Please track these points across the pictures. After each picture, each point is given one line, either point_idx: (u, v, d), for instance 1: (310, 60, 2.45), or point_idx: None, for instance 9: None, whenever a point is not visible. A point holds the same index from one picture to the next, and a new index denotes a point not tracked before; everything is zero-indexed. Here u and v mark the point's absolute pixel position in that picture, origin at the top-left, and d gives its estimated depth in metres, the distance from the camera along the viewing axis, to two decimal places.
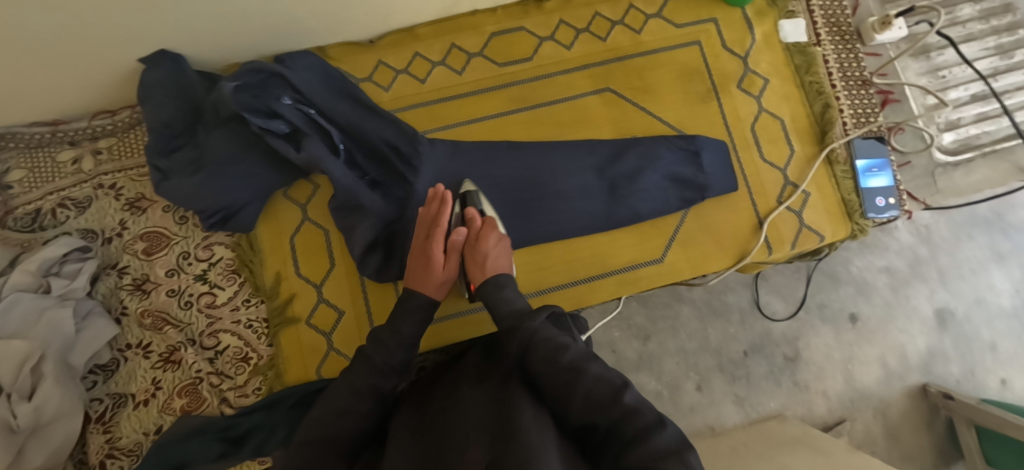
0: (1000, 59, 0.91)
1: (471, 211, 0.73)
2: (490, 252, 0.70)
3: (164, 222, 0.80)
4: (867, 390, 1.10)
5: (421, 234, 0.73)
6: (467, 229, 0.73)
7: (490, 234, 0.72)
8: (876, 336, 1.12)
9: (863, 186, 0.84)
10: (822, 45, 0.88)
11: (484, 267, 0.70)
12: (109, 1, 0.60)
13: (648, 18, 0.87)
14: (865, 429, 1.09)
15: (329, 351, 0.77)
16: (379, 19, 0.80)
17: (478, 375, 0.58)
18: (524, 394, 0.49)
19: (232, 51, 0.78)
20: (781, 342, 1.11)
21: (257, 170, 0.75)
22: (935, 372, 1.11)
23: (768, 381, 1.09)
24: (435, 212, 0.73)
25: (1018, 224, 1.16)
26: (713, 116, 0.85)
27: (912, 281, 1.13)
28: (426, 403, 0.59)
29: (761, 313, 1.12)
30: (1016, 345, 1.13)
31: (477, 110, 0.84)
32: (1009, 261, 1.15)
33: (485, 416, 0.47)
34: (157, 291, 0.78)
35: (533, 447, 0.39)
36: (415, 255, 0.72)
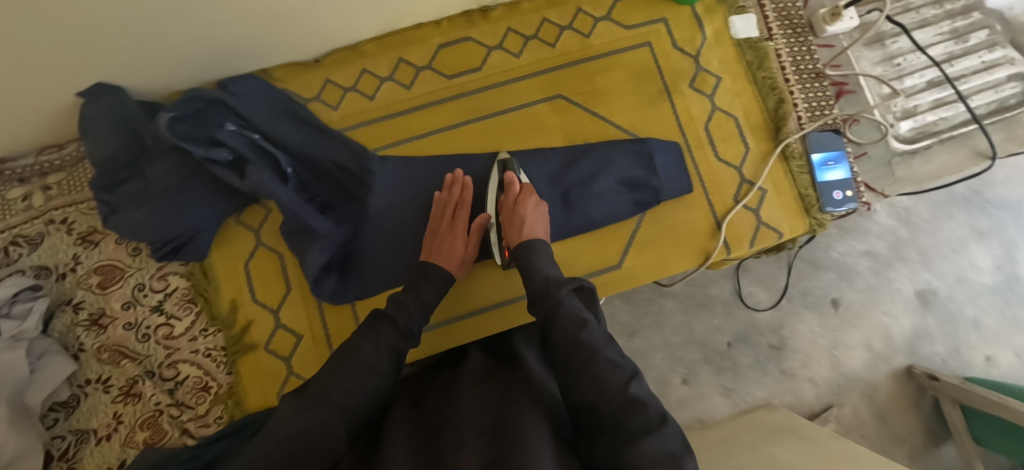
0: (955, 44, 0.91)
1: (509, 175, 0.76)
2: (528, 215, 0.73)
3: (117, 254, 0.80)
4: (853, 375, 1.10)
5: (440, 216, 0.77)
6: (506, 194, 0.76)
7: (528, 199, 0.74)
8: (861, 320, 1.12)
9: (820, 180, 0.83)
10: (774, 39, 0.88)
11: (521, 231, 0.71)
12: (29, 39, 0.59)
13: (596, 21, 0.86)
14: (853, 413, 1.08)
15: (289, 375, 0.77)
16: (321, 39, 0.79)
17: (480, 378, 0.58)
18: (530, 401, 0.50)
19: (174, 78, 0.77)
20: (765, 331, 1.11)
21: (203, 198, 0.74)
22: (920, 352, 1.11)
23: (754, 371, 1.09)
24: (456, 196, 0.77)
25: (996, 200, 1.16)
26: (666, 117, 0.84)
27: (894, 263, 1.13)
28: (418, 397, 0.59)
29: (744, 303, 1.12)
30: (1000, 321, 1.13)
31: (428, 124, 0.83)
32: (988, 238, 1.14)
33: (485, 415, 0.48)
34: (113, 325, 0.78)
35: (534, 451, 0.40)
36: (438, 234, 0.76)
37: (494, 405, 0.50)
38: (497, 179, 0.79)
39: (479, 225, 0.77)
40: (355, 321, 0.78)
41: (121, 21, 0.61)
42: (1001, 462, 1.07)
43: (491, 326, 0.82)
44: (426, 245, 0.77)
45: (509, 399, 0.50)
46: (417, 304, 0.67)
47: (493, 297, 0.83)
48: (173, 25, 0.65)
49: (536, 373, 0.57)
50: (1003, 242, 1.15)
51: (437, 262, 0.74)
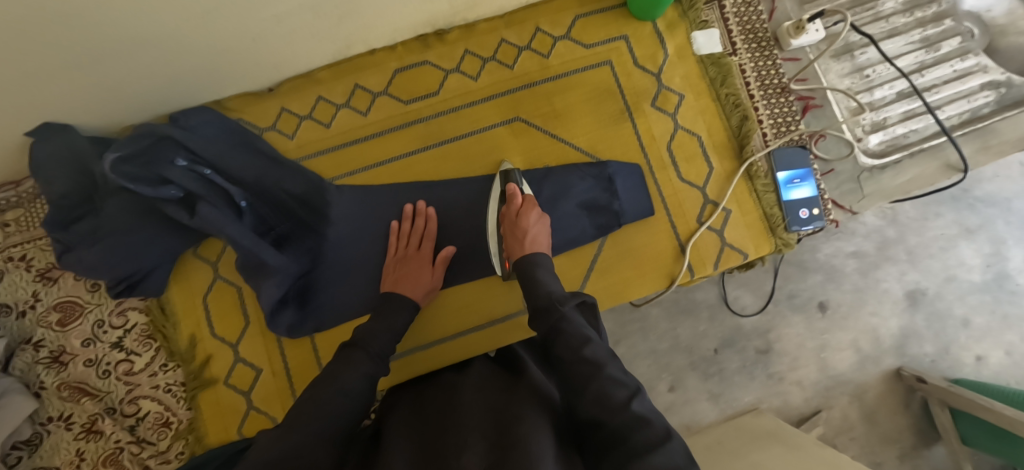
0: (926, 53, 0.89)
1: (512, 187, 0.75)
2: (530, 228, 0.71)
3: (77, 290, 0.80)
4: (842, 377, 1.09)
5: (403, 246, 0.77)
6: (508, 206, 0.74)
7: (531, 210, 0.72)
8: (849, 322, 1.10)
9: (786, 199, 0.82)
10: (738, 54, 0.86)
11: (523, 242, 0.69)
12: None
13: (555, 41, 0.85)
14: (842, 416, 1.08)
15: (249, 410, 0.77)
16: (272, 69, 0.78)
17: (480, 383, 0.58)
18: (530, 404, 0.49)
19: (124, 113, 0.77)
20: (752, 335, 1.10)
21: (156, 235, 0.73)
22: (909, 353, 1.09)
23: (741, 376, 1.08)
24: (420, 227, 0.77)
25: (986, 197, 1.13)
26: (628, 137, 0.83)
27: (882, 263, 1.11)
28: (420, 406, 0.59)
29: (730, 308, 1.10)
30: (990, 319, 1.11)
31: (386, 151, 0.82)
32: (977, 236, 1.12)
33: (487, 421, 0.47)
34: (74, 362, 0.78)
35: (537, 453, 0.40)
36: (403, 263, 0.75)
37: (494, 408, 0.50)
38: (498, 190, 0.78)
39: (445, 257, 0.76)
40: (318, 369, 0.77)
41: (58, 60, 0.61)
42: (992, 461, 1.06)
43: (451, 356, 0.79)
44: (390, 273, 0.76)
45: (510, 403, 0.50)
46: (387, 334, 0.67)
47: (452, 326, 0.80)
48: (116, 62, 0.65)
49: (540, 377, 0.57)
50: (992, 239, 1.12)
51: (404, 292, 0.73)
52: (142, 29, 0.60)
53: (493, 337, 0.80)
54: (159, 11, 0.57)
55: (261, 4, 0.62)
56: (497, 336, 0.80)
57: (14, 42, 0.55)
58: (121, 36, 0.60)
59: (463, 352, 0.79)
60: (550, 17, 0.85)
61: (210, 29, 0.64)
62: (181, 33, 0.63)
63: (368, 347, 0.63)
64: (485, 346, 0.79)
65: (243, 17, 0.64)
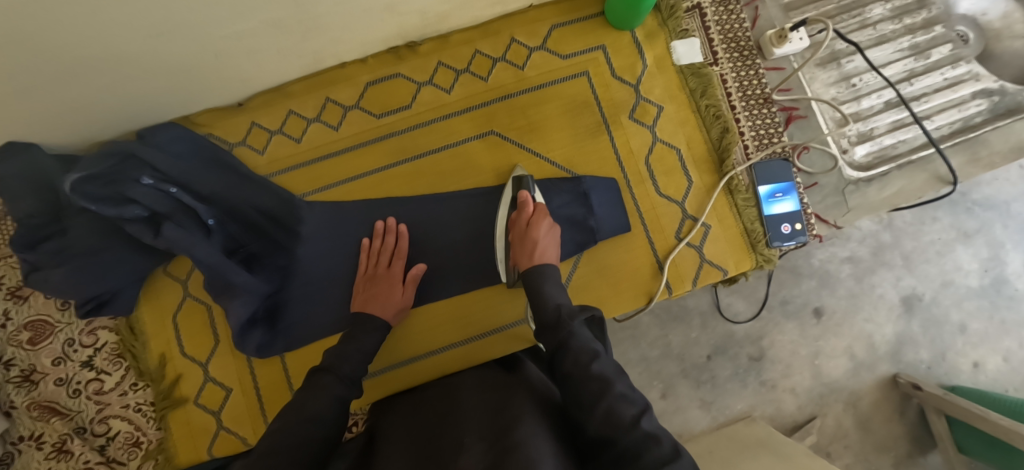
0: (915, 61, 0.86)
1: (523, 194, 0.73)
2: (540, 239, 0.70)
3: (47, 309, 0.79)
4: (836, 384, 1.06)
5: (373, 264, 0.75)
6: (519, 214, 0.73)
7: (542, 221, 0.71)
8: (843, 328, 1.08)
9: (767, 213, 0.79)
10: (719, 64, 0.83)
11: (532, 254, 0.69)
12: None
13: (531, 52, 0.83)
14: (836, 424, 1.05)
15: (219, 430, 0.76)
16: (240, 84, 0.77)
17: (477, 389, 0.61)
18: (525, 407, 0.52)
19: (90, 129, 0.75)
20: (745, 342, 1.07)
21: (123, 255, 0.72)
22: (905, 360, 1.07)
23: (733, 383, 1.06)
24: (391, 245, 0.76)
25: (983, 201, 1.11)
26: (605, 151, 0.81)
27: (877, 268, 1.09)
28: (420, 412, 0.61)
29: (723, 315, 1.07)
30: (988, 324, 1.08)
31: (358, 166, 0.81)
32: (975, 240, 1.10)
33: (485, 421, 0.50)
34: (44, 381, 0.77)
35: (530, 449, 0.43)
36: (373, 282, 0.74)
37: (491, 411, 0.52)
38: (509, 195, 0.77)
39: (415, 275, 0.75)
40: (291, 392, 0.76)
41: (18, 84, 0.60)
42: None
43: (423, 376, 0.78)
44: (360, 293, 0.74)
45: (506, 406, 0.53)
46: (357, 354, 0.65)
47: (423, 346, 0.78)
48: (76, 81, 0.64)
49: (535, 386, 0.59)
50: (990, 243, 1.10)
51: (373, 311, 0.72)
52: (100, 48, 0.59)
53: (465, 357, 0.78)
54: (115, 29, 0.56)
55: (222, 22, 0.61)
56: (470, 356, 0.78)
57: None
58: (78, 56, 0.59)
59: (436, 372, 0.78)
60: (526, 27, 0.83)
61: (171, 46, 0.63)
62: (141, 51, 0.62)
63: (338, 370, 0.62)
64: (458, 366, 0.78)
65: (204, 35, 0.62)
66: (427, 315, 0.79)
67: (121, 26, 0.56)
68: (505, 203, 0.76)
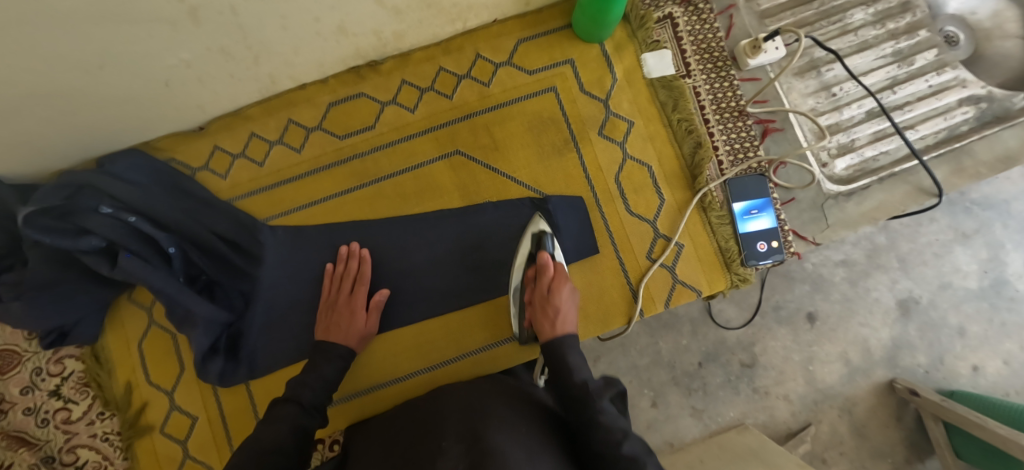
0: (899, 68, 0.83)
1: (544, 257, 0.71)
2: (562, 306, 0.68)
3: (14, 338, 0.79)
4: (830, 390, 1.04)
5: (335, 290, 0.74)
6: (540, 277, 0.71)
7: (563, 286, 0.70)
8: (837, 333, 1.05)
9: (741, 231, 0.77)
10: (692, 76, 0.81)
11: (554, 323, 0.67)
12: None
13: (496, 67, 0.81)
14: (830, 430, 1.03)
15: (186, 458, 0.75)
16: (197, 109, 0.76)
17: (455, 387, 0.63)
18: (498, 408, 0.54)
19: (47, 161, 0.74)
20: (736, 349, 1.04)
21: (81, 286, 0.72)
22: (901, 365, 1.04)
23: (725, 390, 1.03)
24: (354, 270, 0.75)
25: (983, 200, 1.07)
26: (572, 170, 0.79)
27: (872, 271, 1.06)
28: (402, 412, 0.63)
29: (714, 321, 1.04)
30: (988, 327, 1.05)
31: (321, 190, 0.80)
32: (973, 241, 1.06)
33: (459, 418, 0.52)
34: (14, 410, 0.77)
35: (503, 449, 0.46)
36: (335, 310, 0.72)
37: (469, 409, 0.54)
38: (526, 251, 0.73)
39: (378, 301, 0.74)
40: (255, 421, 0.76)
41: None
42: None
43: (388, 401, 0.79)
44: (322, 321, 0.73)
45: (482, 406, 0.54)
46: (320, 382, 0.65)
47: (387, 373, 0.78)
48: (27, 113, 0.63)
49: (512, 390, 0.61)
50: (989, 244, 1.06)
51: (335, 340, 0.71)
52: (41, 80, 0.58)
53: (431, 382, 0.78)
54: (49, 60, 0.55)
55: (172, 46, 0.60)
56: (435, 380, 0.78)
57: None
58: (18, 92, 0.59)
59: (401, 397, 0.78)
60: (490, 42, 0.81)
61: (118, 74, 0.62)
62: (87, 79, 0.61)
63: (301, 399, 0.62)
64: (424, 390, 0.78)
65: (148, 63, 0.61)
66: (393, 340, 0.78)
67: (54, 56, 0.55)
68: (520, 261, 0.73)
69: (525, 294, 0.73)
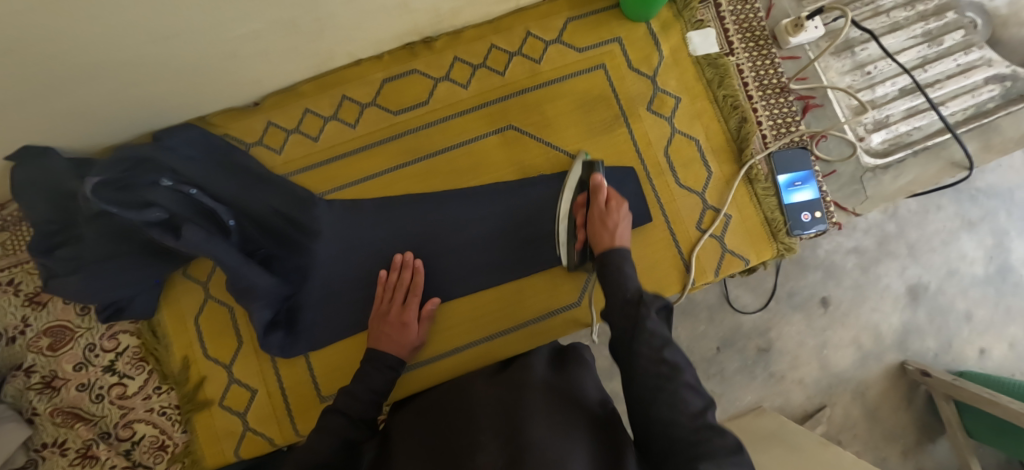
0: (929, 48, 0.86)
1: (597, 179, 0.73)
2: (618, 227, 0.70)
3: (66, 314, 0.78)
4: (844, 374, 1.07)
5: (387, 299, 0.74)
6: (595, 196, 0.72)
7: (620, 203, 0.72)
8: (849, 319, 1.08)
9: (787, 202, 0.80)
10: (735, 54, 0.83)
11: (613, 233, 0.69)
12: None
13: (546, 45, 0.82)
14: (844, 413, 1.06)
15: (246, 431, 0.76)
16: (253, 85, 0.76)
17: (491, 381, 0.60)
18: (532, 396, 0.52)
19: (102, 134, 0.75)
20: (752, 334, 1.07)
21: (136, 264, 0.72)
22: (912, 348, 1.07)
23: (742, 375, 1.06)
24: (407, 281, 0.75)
25: (988, 189, 1.11)
26: (623, 144, 0.81)
27: (882, 258, 1.09)
28: (435, 409, 0.60)
29: (730, 307, 1.07)
30: (993, 312, 1.09)
31: (375, 164, 0.80)
32: (980, 228, 1.10)
33: (495, 415, 0.50)
34: (66, 387, 0.77)
35: (543, 443, 0.43)
36: (387, 320, 0.72)
37: (506, 406, 0.52)
38: (579, 176, 0.76)
39: (430, 312, 0.75)
40: (319, 399, 0.77)
41: (21, 89, 0.59)
42: (996, 454, 1.06)
43: (445, 374, 0.80)
44: (373, 330, 0.73)
45: (519, 398, 0.52)
46: None
47: (443, 345, 0.80)
48: (90, 82, 0.63)
49: (555, 374, 0.59)
50: (993, 231, 1.10)
51: (386, 350, 0.70)
52: (110, 49, 0.58)
53: (488, 353, 0.80)
54: (123, 30, 0.55)
55: (241, 17, 0.60)
56: (491, 353, 0.80)
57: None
58: (88, 60, 0.59)
59: (459, 369, 0.80)
60: (539, 21, 0.82)
61: (183, 45, 0.62)
62: (153, 51, 0.61)
63: (348, 412, 0.60)
64: (479, 363, 0.80)
65: (215, 34, 0.62)
66: (448, 313, 0.80)
67: (128, 28, 0.55)
68: (572, 185, 0.76)
69: (577, 217, 0.74)
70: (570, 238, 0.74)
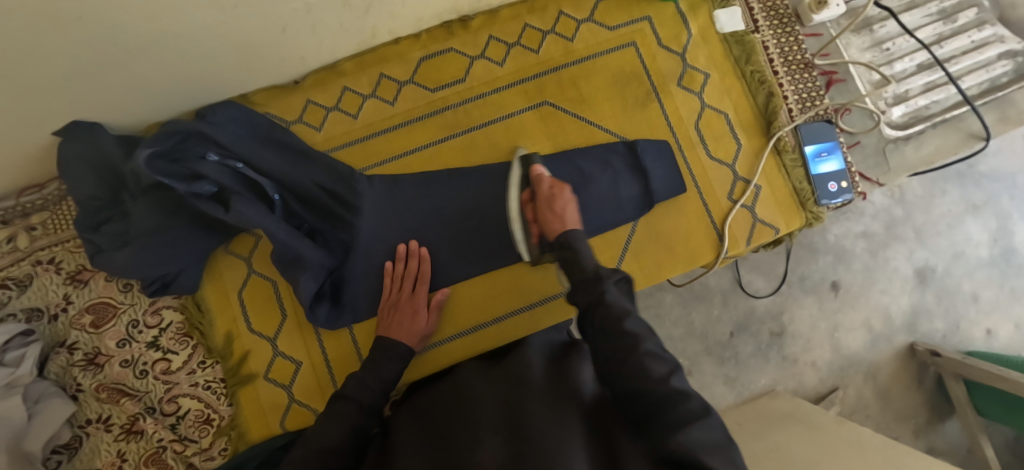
0: (944, 25, 0.89)
1: (537, 170, 0.75)
2: (567, 206, 0.71)
3: (108, 291, 0.79)
4: (855, 356, 1.09)
5: (396, 289, 0.76)
6: (537, 187, 0.74)
7: (562, 188, 0.73)
8: (860, 301, 1.10)
9: (814, 172, 0.82)
10: (761, 31, 0.86)
11: (562, 217, 0.70)
12: (16, 77, 0.59)
13: (579, 24, 0.84)
14: (857, 395, 1.08)
15: (291, 403, 0.77)
16: (298, 62, 0.78)
17: (491, 375, 0.59)
18: (531, 388, 0.51)
19: (146, 111, 0.76)
20: (766, 318, 1.09)
21: (186, 235, 0.72)
22: (921, 330, 1.09)
23: (756, 359, 1.08)
24: (414, 269, 0.76)
25: (991, 174, 1.12)
26: (655, 118, 0.83)
27: (891, 242, 1.11)
28: (436, 406, 0.60)
29: (744, 291, 1.10)
30: (999, 293, 1.11)
31: (413, 141, 0.82)
32: (983, 212, 1.12)
33: (495, 409, 0.50)
34: (110, 363, 0.77)
35: (544, 433, 0.43)
36: (398, 308, 0.74)
37: (505, 399, 0.51)
38: (520, 174, 0.79)
39: (438, 301, 0.77)
40: (359, 362, 0.78)
41: (78, 61, 0.61)
42: (1006, 432, 1.06)
43: (486, 343, 0.81)
44: (383, 320, 0.75)
45: (519, 389, 0.52)
46: None
47: (484, 314, 0.81)
48: (142, 57, 0.64)
49: (556, 363, 0.58)
50: (997, 214, 1.12)
51: (396, 338, 0.71)
52: (166, 24, 0.59)
53: (528, 321, 0.82)
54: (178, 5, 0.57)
55: None
56: (532, 321, 0.82)
57: (21, 41, 0.54)
58: (144, 33, 0.60)
59: (499, 338, 0.81)
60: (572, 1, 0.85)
61: (234, 21, 0.63)
62: (208, 26, 0.62)
63: (359, 398, 0.61)
64: (520, 332, 0.81)
65: (265, 10, 0.63)
66: (489, 283, 0.81)
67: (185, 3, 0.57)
68: (516, 182, 0.78)
69: (527, 213, 0.76)
70: (526, 234, 0.76)
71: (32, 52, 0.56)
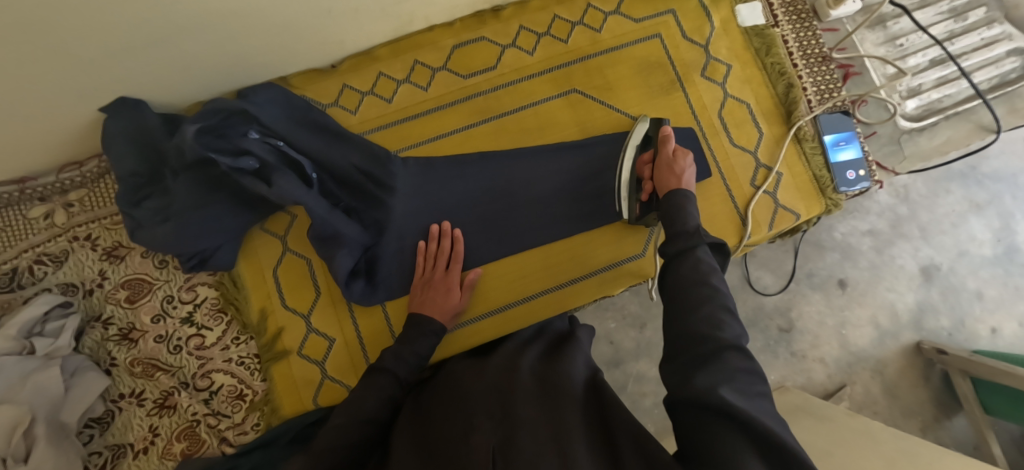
0: (955, 23, 0.92)
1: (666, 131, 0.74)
2: (685, 171, 0.69)
3: (144, 267, 0.80)
4: (862, 353, 1.11)
5: (429, 268, 0.78)
6: (663, 149, 0.73)
7: (686, 156, 0.70)
8: (866, 298, 1.12)
9: (834, 161, 0.85)
10: (781, 26, 0.90)
11: (676, 182, 0.68)
12: (75, 50, 0.61)
13: (606, 16, 0.87)
14: (864, 391, 1.09)
15: (324, 379, 0.78)
16: (335, 45, 0.81)
17: (483, 372, 0.60)
18: (523, 384, 0.52)
19: (190, 92, 0.79)
20: (774, 314, 1.12)
21: (224, 212, 0.74)
22: (926, 327, 1.11)
23: (765, 354, 1.10)
24: (447, 249, 0.78)
25: (993, 174, 1.16)
26: (679, 106, 0.86)
27: (896, 240, 1.14)
28: (431, 401, 0.60)
29: (753, 288, 1.12)
30: (1003, 290, 1.12)
31: (443, 125, 0.85)
32: (986, 210, 1.14)
33: (487, 401, 0.50)
34: (145, 338, 0.78)
35: (534, 424, 0.44)
36: (431, 286, 0.76)
37: (498, 391, 0.52)
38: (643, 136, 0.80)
39: (471, 280, 0.78)
40: (392, 339, 0.79)
41: (134, 38, 0.63)
42: (1009, 429, 1.08)
43: (514, 321, 0.82)
44: (416, 297, 0.76)
45: (509, 384, 0.52)
46: None
47: (515, 293, 0.82)
48: (192, 36, 0.66)
49: (545, 360, 0.58)
50: (1000, 213, 1.14)
51: (429, 314, 0.72)
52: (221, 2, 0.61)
53: (559, 301, 0.83)
54: None
55: None
56: (562, 300, 0.83)
57: (83, 12, 0.56)
58: (198, 12, 0.62)
59: (529, 316, 0.82)
60: None
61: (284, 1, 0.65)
62: (257, 6, 0.64)
63: (397, 370, 0.62)
64: (550, 310, 0.82)
65: None
66: (517, 262, 0.82)
67: None
68: (636, 142, 0.80)
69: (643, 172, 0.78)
70: (634, 192, 0.78)
71: (95, 26, 0.59)
